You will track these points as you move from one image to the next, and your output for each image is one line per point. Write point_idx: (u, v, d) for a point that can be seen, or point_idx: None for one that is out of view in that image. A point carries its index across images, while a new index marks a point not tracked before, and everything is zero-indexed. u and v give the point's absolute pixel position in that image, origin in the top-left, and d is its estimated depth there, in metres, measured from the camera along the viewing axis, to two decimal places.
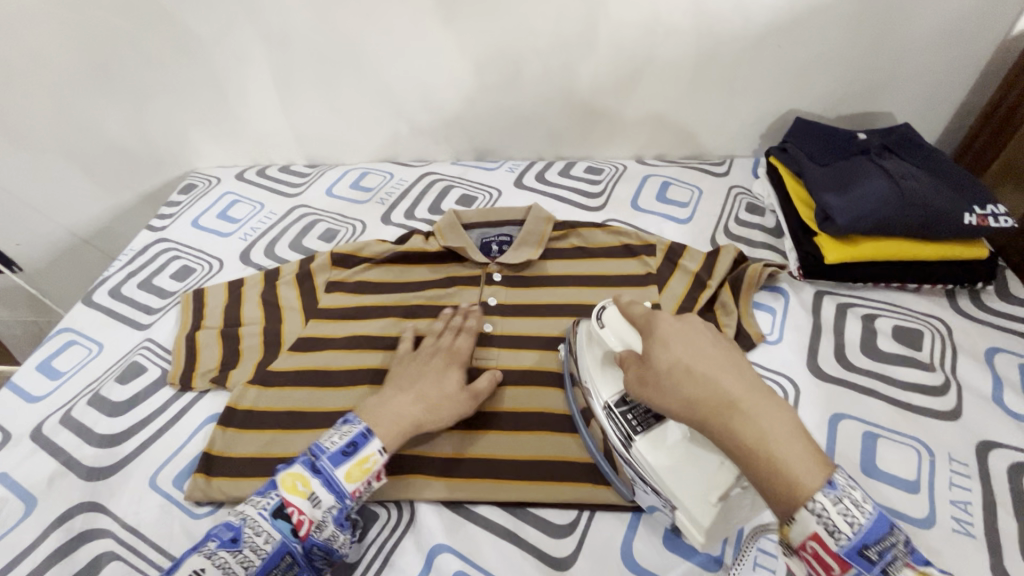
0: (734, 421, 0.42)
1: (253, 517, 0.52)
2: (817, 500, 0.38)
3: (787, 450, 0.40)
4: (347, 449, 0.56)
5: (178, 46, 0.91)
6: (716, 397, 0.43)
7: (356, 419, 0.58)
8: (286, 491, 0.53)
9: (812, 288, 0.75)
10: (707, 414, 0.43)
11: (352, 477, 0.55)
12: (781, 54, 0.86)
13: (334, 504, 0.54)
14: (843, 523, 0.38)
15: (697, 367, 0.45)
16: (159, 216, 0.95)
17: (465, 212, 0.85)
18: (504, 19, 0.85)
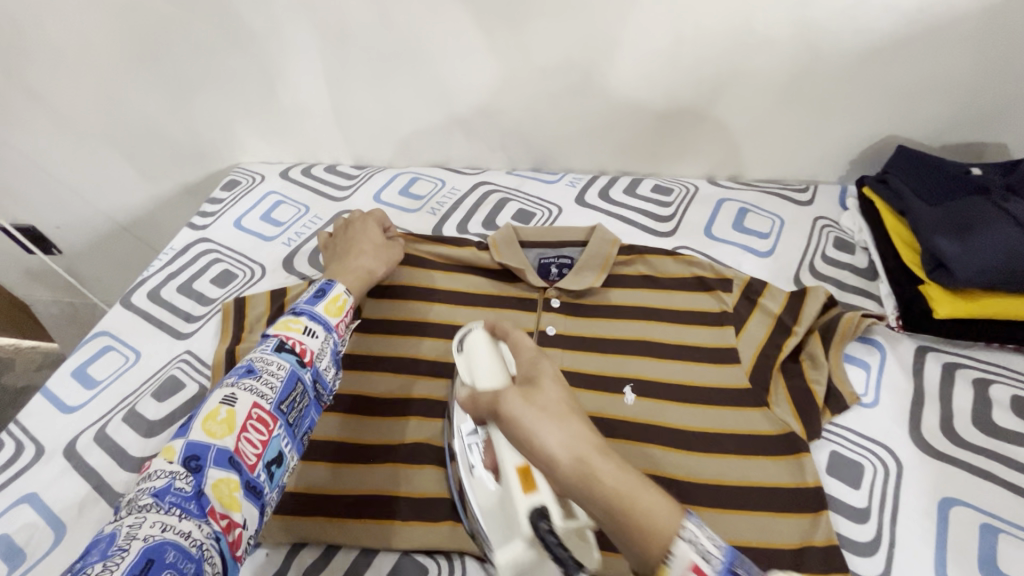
0: (598, 464, 0.40)
1: (258, 355, 0.52)
2: (685, 527, 0.37)
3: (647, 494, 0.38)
4: (319, 294, 0.61)
5: (229, 36, 0.87)
6: (580, 448, 0.40)
7: (317, 282, 0.64)
8: (280, 330, 0.55)
9: (913, 342, 0.67)
10: (580, 451, 0.40)
11: (332, 313, 0.59)
12: (887, 74, 0.77)
13: (325, 337, 0.57)
14: (711, 547, 0.36)
15: (569, 411, 0.43)
16: (201, 214, 0.91)
17: (524, 228, 0.79)
18: (580, 23, 0.77)
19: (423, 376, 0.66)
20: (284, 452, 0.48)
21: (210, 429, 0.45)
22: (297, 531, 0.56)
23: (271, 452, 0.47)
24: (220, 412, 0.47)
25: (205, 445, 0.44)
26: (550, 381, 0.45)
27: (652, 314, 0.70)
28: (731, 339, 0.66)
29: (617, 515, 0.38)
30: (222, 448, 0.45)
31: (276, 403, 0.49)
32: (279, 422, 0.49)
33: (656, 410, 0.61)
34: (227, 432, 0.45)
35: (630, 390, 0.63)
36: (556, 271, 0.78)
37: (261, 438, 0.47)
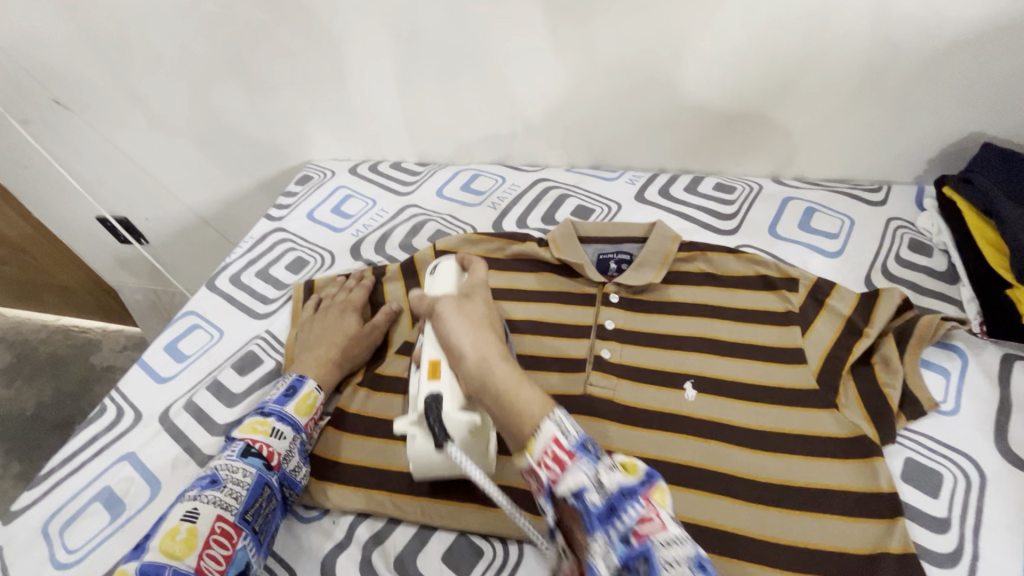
0: (496, 365, 0.48)
1: (224, 463, 0.55)
2: (554, 414, 0.42)
3: (524, 385, 0.45)
4: (289, 392, 0.62)
5: (310, 39, 0.92)
6: (484, 353, 0.49)
7: (288, 375, 0.65)
8: (246, 433, 0.57)
9: (998, 348, 0.63)
10: (484, 354, 0.49)
11: (300, 411, 0.61)
12: (975, 69, 0.73)
13: (295, 436, 0.58)
14: (571, 426, 0.42)
15: (493, 330, 0.53)
16: (277, 206, 0.97)
17: (583, 224, 0.80)
18: (648, 22, 0.78)
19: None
20: (250, 561, 0.51)
21: (168, 549, 0.48)
22: (361, 503, 0.57)
23: (235, 567, 0.49)
24: (181, 528, 0.49)
25: (162, 566, 0.46)
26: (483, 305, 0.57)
27: (713, 312, 0.69)
28: (796, 339, 0.65)
29: (500, 407, 0.45)
30: (180, 568, 0.47)
31: (240, 513, 0.52)
32: (243, 533, 0.51)
33: (718, 406, 0.60)
34: (186, 551, 0.48)
35: (690, 385, 0.62)
36: (615, 266, 0.79)
37: (222, 553, 0.49)
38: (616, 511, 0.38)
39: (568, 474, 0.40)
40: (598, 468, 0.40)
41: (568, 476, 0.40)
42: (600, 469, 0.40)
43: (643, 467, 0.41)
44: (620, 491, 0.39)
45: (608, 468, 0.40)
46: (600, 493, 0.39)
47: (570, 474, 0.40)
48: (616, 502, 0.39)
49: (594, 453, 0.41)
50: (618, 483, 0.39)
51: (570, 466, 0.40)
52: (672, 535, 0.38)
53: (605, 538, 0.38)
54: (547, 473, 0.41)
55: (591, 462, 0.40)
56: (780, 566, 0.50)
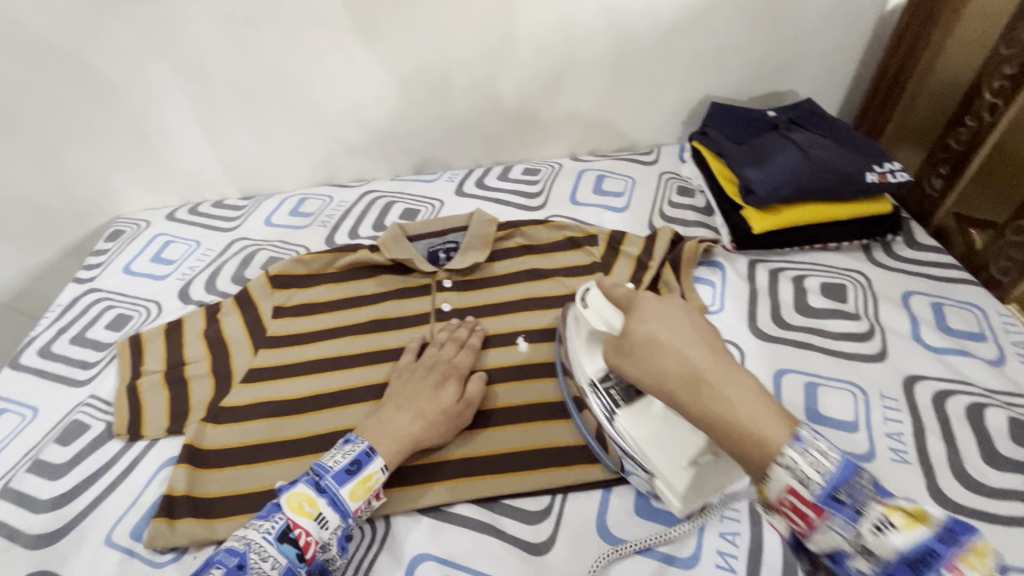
0: (698, 362, 0.41)
1: (257, 542, 0.49)
2: (788, 454, 0.36)
3: (735, 383, 0.39)
4: (351, 467, 0.54)
5: (88, 88, 0.88)
6: (693, 361, 0.41)
7: (358, 438, 0.57)
8: (292, 512, 0.50)
9: (745, 258, 0.80)
10: (678, 385, 0.41)
11: (356, 495, 0.53)
12: (691, 46, 0.91)
13: (340, 524, 0.52)
14: (811, 470, 0.36)
15: (682, 335, 0.43)
16: (86, 267, 0.90)
17: (409, 224, 0.85)
18: (426, 34, 0.86)
19: (332, 371, 0.69)
20: None
21: None
22: (228, 529, 0.56)
23: None
24: None
25: None
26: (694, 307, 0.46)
27: (531, 276, 0.78)
28: None
29: (710, 428, 0.39)
30: None
31: None
32: None
33: (546, 350, 0.69)
34: None
35: (522, 339, 0.71)
36: (444, 257, 0.85)
37: None
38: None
39: (819, 533, 0.36)
40: (860, 526, 0.35)
41: (820, 536, 0.36)
42: (863, 530, 0.34)
43: (936, 516, 0.34)
44: (901, 557, 0.33)
45: (876, 528, 0.34)
46: (870, 559, 0.34)
47: (821, 533, 0.36)
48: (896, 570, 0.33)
49: (849, 506, 0.35)
50: (895, 544, 0.33)
51: (821, 525, 0.36)
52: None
53: None
54: (795, 526, 0.37)
55: (846, 516, 0.35)
56: (605, 460, 0.59)
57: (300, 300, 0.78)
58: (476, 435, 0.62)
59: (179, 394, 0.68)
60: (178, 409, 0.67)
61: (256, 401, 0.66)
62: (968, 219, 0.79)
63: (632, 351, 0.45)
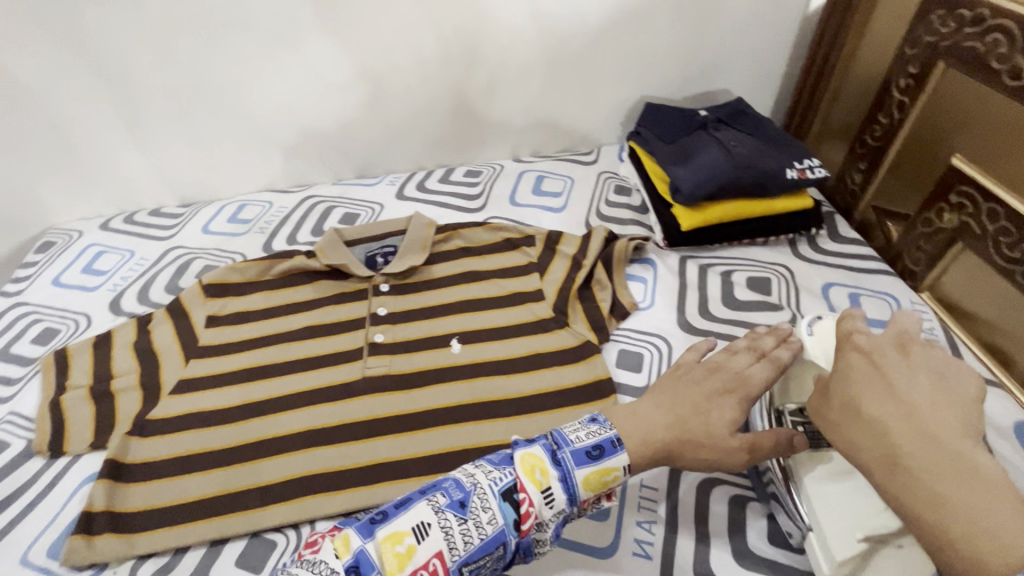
0: (903, 443, 0.37)
1: (483, 488, 0.45)
2: None
3: (962, 480, 0.34)
4: (592, 450, 0.47)
5: (7, 98, 0.85)
6: (895, 443, 0.37)
7: (604, 420, 0.51)
8: (523, 472, 0.46)
9: (676, 254, 0.82)
10: (872, 461, 0.38)
11: (590, 484, 0.47)
12: (623, 47, 0.93)
13: (563, 509, 0.46)
14: None
15: (915, 405, 0.38)
16: (13, 280, 0.88)
17: (347, 229, 0.84)
18: (357, 37, 0.86)
19: (263, 379, 0.68)
20: None
21: (387, 558, 0.40)
22: (150, 544, 0.55)
23: None
24: (405, 538, 0.41)
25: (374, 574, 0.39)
26: (954, 376, 0.40)
27: (467, 278, 0.79)
28: (535, 283, 0.77)
29: (906, 519, 0.36)
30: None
31: (460, 563, 0.42)
32: None
33: (479, 349, 0.70)
34: (398, 568, 0.40)
35: (456, 340, 0.71)
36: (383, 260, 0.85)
37: None
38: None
39: None
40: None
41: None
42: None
43: None
44: None
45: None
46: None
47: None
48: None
49: None
50: None
51: None
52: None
53: None
54: None
55: None
56: None
57: (234, 309, 0.77)
58: (405, 437, 0.61)
59: (103, 408, 0.67)
60: (103, 424, 0.65)
61: (183, 412, 0.65)
62: (884, 210, 0.82)
63: (829, 411, 0.42)
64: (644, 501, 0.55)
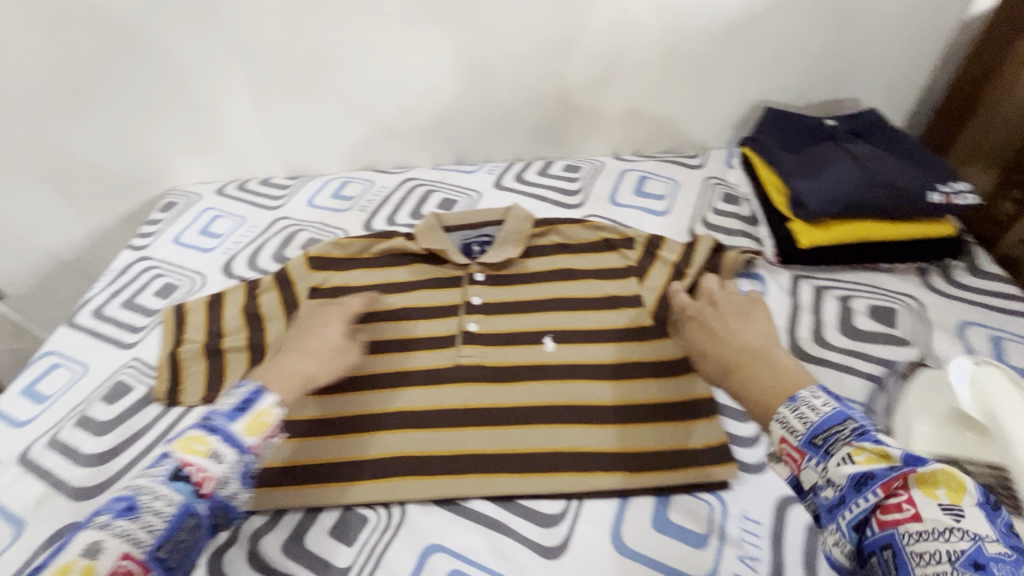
0: (733, 352, 0.56)
1: (147, 485, 0.46)
2: (783, 411, 0.47)
3: (766, 363, 0.52)
4: (241, 406, 0.52)
5: (152, 65, 0.92)
6: (728, 352, 0.56)
7: (247, 383, 0.55)
8: (182, 453, 0.47)
9: (789, 272, 0.76)
10: (727, 371, 0.55)
11: (252, 430, 0.50)
12: (749, 46, 0.87)
13: (238, 459, 0.49)
14: (798, 423, 0.46)
15: (730, 323, 0.60)
16: (140, 235, 0.95)
17: (447, 215, 0.85)
18: (475, 23, 0.86)
19: (359, 355, 0.70)
20: None
21: None
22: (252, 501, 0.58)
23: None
24: (74, 565, 0.41)
25: None
26: (753, 309, 0.61)
27: (562, 276, 0.77)
28: (634, 288, 0.74)
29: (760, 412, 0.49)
30: None
31: (153, 549, 0.44)
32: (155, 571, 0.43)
33: (573, 350, 0.68)
34: None
35: (549, 339, 0.70)
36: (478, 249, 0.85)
37: None
38: (846, 501, 0.41)
39: (804, 471, 0.44)
40: (828, 463, 0.42)
41: (804, 474, 0.44)
42: (829, 465, 0.42)
43: (896, 454, 0.40)
44: (850, 481, 0.40)
45: (839, 461, 0.42)
46: (833, 488, 0.42)
47: (805, 472, 0.44)
48: (847, 493, 0.40)
49: (825, 448, 0.43)
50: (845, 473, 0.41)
51: (804, 464, 0.44)
52: (929, 526, 0.36)
53: (837, 524, 0.41)
54: (789, 466, 0.46)
55: (821, 457, 0.43)
56: (624, 468, 0.57)
57: (334, 283, 0.79)
58: (496, 431, 0.61)
59: (215, 365, 0.71)
60: (214, 380, 0.70)
61: None
62: None
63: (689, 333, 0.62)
64: (746, 536, 0.52)
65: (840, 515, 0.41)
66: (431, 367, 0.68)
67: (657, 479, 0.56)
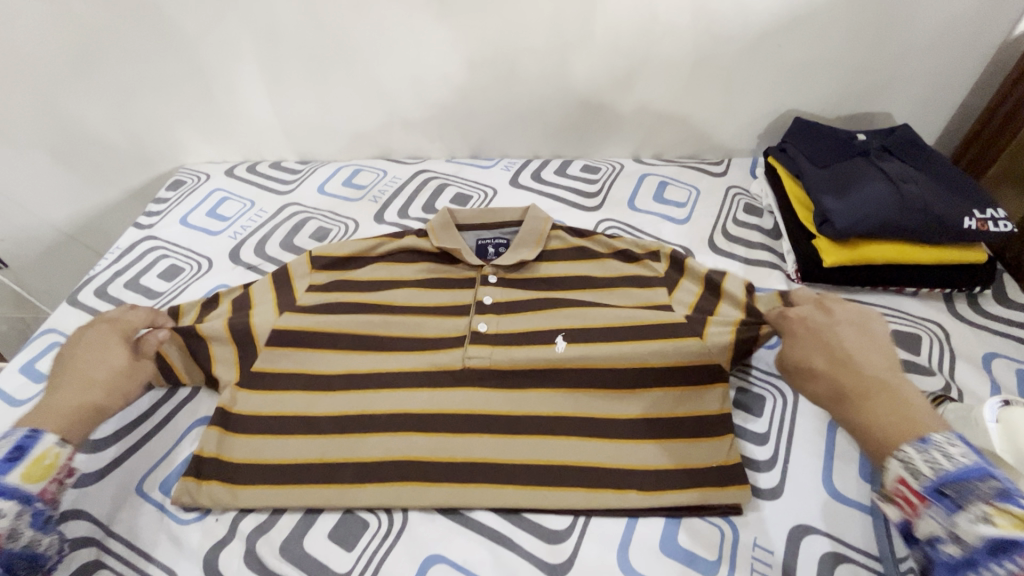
0: (864, 373, 0.48)
1: None
2: (908, 451, 0.41)
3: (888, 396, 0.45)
4: (12, 454, 0.49)
5: (163, 38, 0.89)
6: (860, 372, 0.48)
7: (14, 428, 0.51)
8: None
9: (809, 290, 0.74)
10: (849, 389, 0.47)
11: (32, 476, 0.49)
12: (781, 54, 0.85)
13: (20, 510, 0.47)
14: (927, 468, 0.40)
15: (850, 339, 0.51)
16: (146, 213, 0.93)
17: (461, 212, 0.81)
18: (501, 17, 0.83)
19: (360, 351, 0.67)
20: None
21: None
22: (253, 498, 0.56)
23: None
24: None
25: None
26: (872, 326, 0.53)
27: (580, 284, 0.72)
28: (663, 298, 0.68)
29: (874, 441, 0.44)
30: None
31: None
32: None
33: (587, 352, 0.64)
34: None
35: (562, 339, 0.65)
36: (492, 251, 0.80)
37: None
38: (976, 563, 0.37)
39: (922, 520, 0.40)
40: (958, 518, 0.38)
41: (922, 522, 0.40)
42: (960, 521, 0.38)
43: None
44: (986, 546, 0.37)
45: (976, 521, 0.37)
46: (960, 546, 0.38)
47: (923, 519, 0.40)
48: (980, 556, 0.37)
49: (957, 501, 0.38)
50: (983, 536, 0.37)
51: (925, 512, 0.39)
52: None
53: None
54: (902, 510, 0.41)
55: (948, 511, 0.38)
56: (634, 487, 0.56)
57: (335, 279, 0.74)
58: (502, 440, 0.59)
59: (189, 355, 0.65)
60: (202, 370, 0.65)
61: (270, 367, 0.66)
62: None
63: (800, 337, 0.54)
64: (756, 565, 0.51)
65: None
66: (434, 368, 0.65)
67: (670, 499, 0.54)
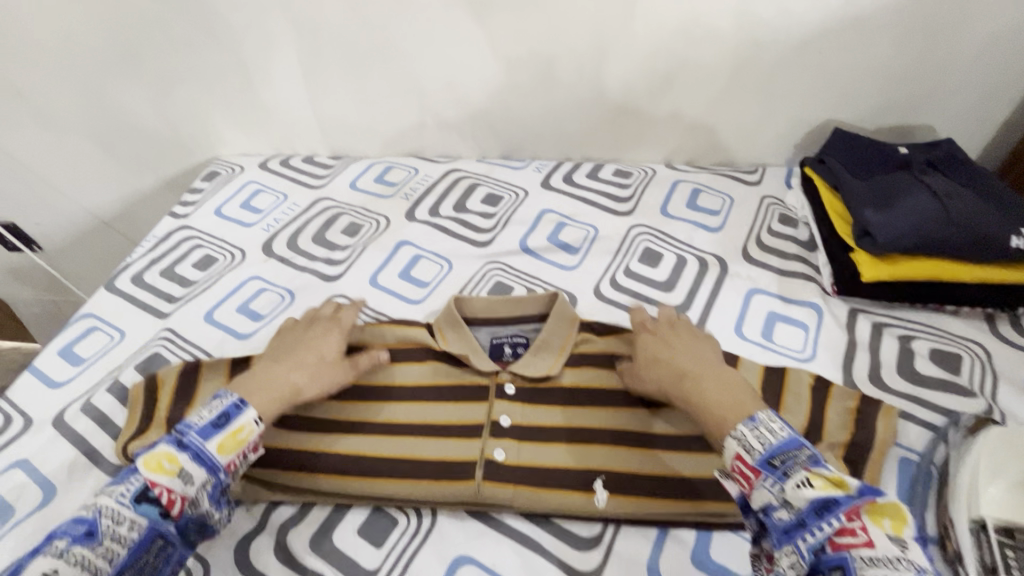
0: (686, 364, 0.56)
1: (109, 506, 0.44)
2: (740, 429, 0.46)
3: (715, 382, 0.53)
4: (218, 421, 0.50)
5: (207, 30, 0.90)
6: (682, 368, 0.55)
7: (227, 394, 0.53)
8: (150, 472, 0.46)
9: (846, 304, 0.73)
10: (676, 387, 0.55)
11: (225, 448, 0.49)
12: (824, 62, 0.83)
13: (206, 479, 0.48)
14: (756, 443, 0.45)
15: (678, 341, 0.59)
16: (182, 203, 0.95)
17: (473, 301, 0.68)
18: (541, 17, 0.83)
19: (401, 362, 0.64)
20: None
21: None
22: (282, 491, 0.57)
23: None
24: None
25: None
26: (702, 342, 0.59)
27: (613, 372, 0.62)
28: None
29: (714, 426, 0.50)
30: None
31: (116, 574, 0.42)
32: None
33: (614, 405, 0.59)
34: None
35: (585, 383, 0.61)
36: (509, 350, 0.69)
37: None
38: (808, 525, 0.40)
39: (756, 490, 0.43)
40: (785, 485, 0.42)
41: (757, 493, 0.43)
42: (786, 487, 0.42)
43: (855, 484, 0.40)
44: (811, 507, 0.40)
45: (797, 484, 0.41)
46: (789, 510, 0.41)
47: (756, 490, 0.43)
48: (807, 518, 0.40)
49: (782, 470, 0.43)
50: (807, 497, 0.40)
51: (758, 483, 0.43)
52: (880, 552, 0.37)
53: (794, 550, 0.40)
54: (739, 486, 0.45)
55: (777, 479, 0.43)
56: (675, 498, 0.53)
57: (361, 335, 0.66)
58: (530, 445, 0.57)
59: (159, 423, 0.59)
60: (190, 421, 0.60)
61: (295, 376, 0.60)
62: None
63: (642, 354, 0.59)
64: None
65: (798, 540, 0.40)
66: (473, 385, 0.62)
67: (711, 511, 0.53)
